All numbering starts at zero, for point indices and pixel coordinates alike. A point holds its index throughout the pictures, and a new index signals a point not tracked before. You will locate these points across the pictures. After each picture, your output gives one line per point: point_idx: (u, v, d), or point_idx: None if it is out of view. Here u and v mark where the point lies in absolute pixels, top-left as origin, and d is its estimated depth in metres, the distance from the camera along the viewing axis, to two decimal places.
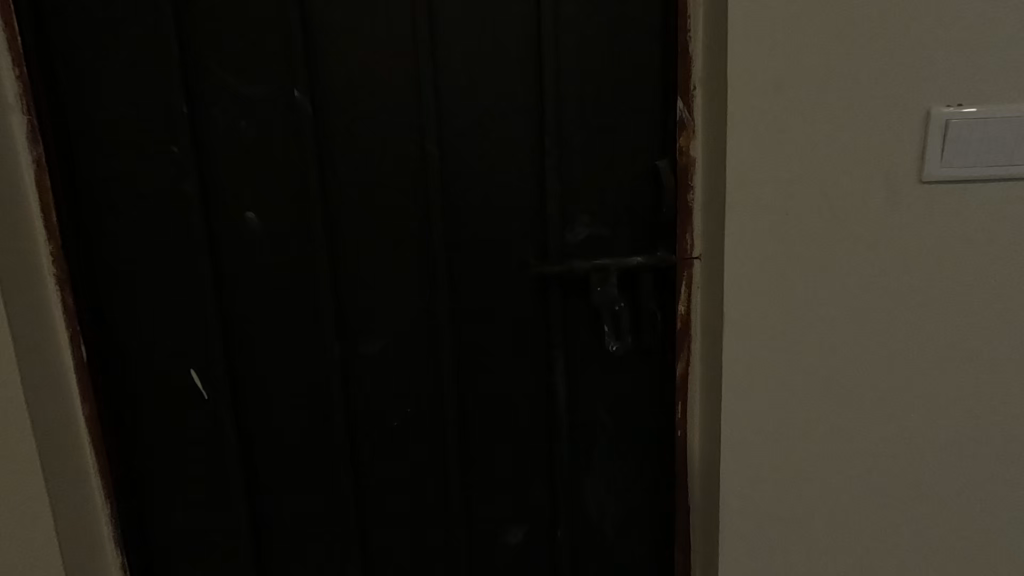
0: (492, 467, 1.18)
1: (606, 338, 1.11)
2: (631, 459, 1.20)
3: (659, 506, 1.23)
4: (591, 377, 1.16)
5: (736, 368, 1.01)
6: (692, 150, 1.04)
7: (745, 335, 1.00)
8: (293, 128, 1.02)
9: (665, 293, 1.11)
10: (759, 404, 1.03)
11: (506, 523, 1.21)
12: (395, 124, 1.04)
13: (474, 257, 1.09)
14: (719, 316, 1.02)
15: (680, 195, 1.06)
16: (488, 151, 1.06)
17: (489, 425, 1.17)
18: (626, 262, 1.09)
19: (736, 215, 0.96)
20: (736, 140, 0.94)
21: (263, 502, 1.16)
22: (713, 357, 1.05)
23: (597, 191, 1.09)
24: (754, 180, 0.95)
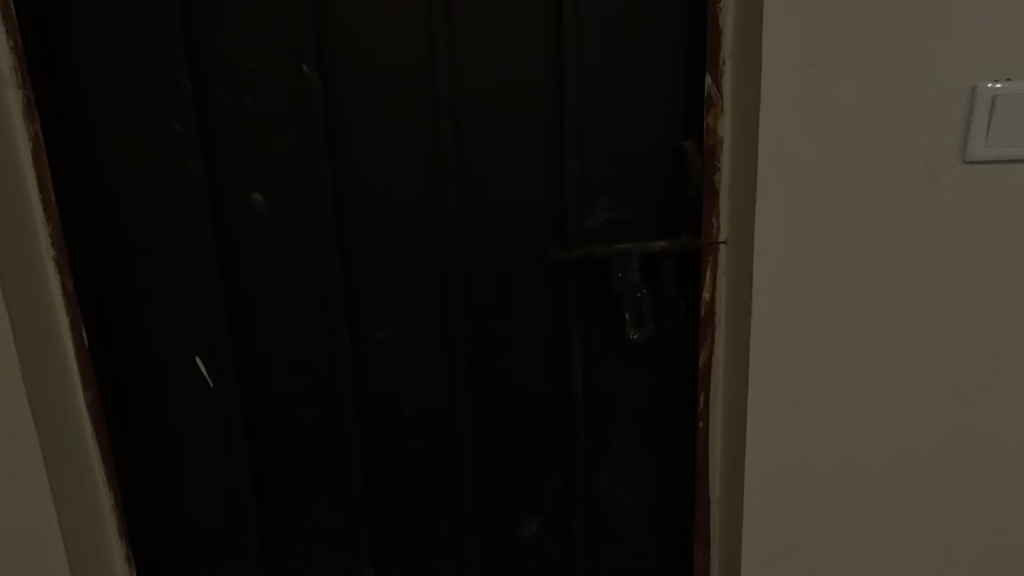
0: (506, 458, 1.14)
1: (626, 326, 1.05)
2: (649, 451, 1.16)
3: (677, 499, 1.19)
4: (610, 367, 1.11)
5: (763, 358, 0.97)
6: (719, 129, 0.99)
7: (773, 323, 0.95)
8: (302, 105, 0.97)
9: (689, 279, 1.06)
10: (786, 395, 0.98)
11: (520, 515, 1.17)
12: (408, 101, 0.99)
13: (489, 241, 1.05)
14: (745, 302, 0.97)
15: (707, 175, 1.01)
16: (504, 130, 1.01)
17: (503, 415, 1.13)
18: (648, 247, 1.04)
19: (766, 196, 0.91)
20: (769, 117, 0.89)
21: (273, 492, 1.13)
22: (739, 345, 1.01)
23: (618, 173, 1.04)
24: (787, 161, 0.90)
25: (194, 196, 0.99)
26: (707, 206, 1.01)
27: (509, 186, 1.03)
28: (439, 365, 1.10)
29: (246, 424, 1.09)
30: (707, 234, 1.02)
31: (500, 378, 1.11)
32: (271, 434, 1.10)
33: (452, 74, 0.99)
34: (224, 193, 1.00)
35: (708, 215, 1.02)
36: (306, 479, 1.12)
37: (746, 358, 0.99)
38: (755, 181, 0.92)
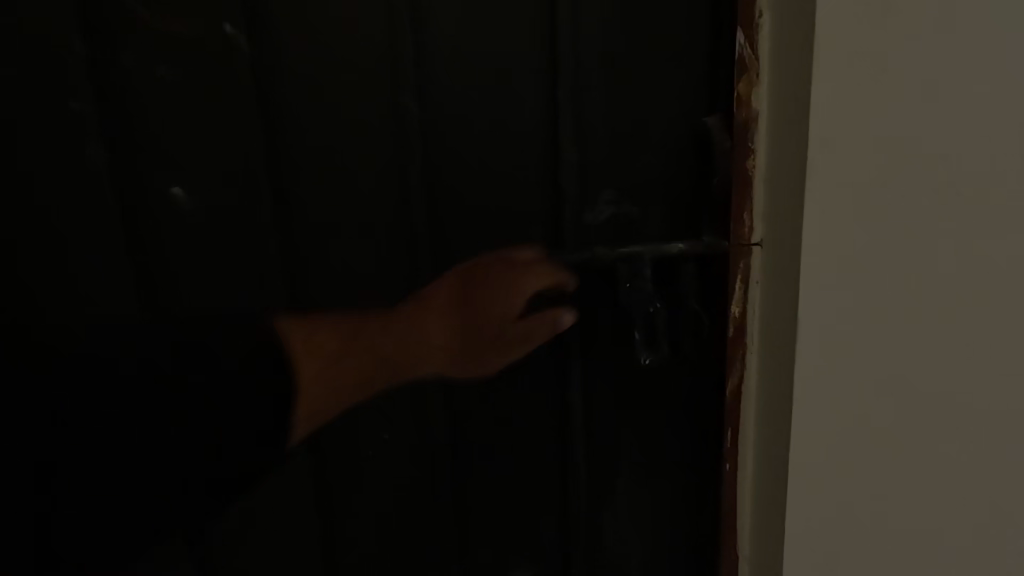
0: (491, 502, 0.96)
1: (636, 348, 0.87)
2: (663, 495, 0.97)
3: (698, 553, 0.99)
4: (616, 395, 0.92)
5: (809, 393, 0.75)
6: (753, 99, 0.77)
7: (822, 349, 0.74)
8: (228, 80, 0.78)
9: (713, 289, 0.86)
10: (839, 442, 0.77)
11: (509, 567, 0.99)
12: (360, 68, 0.79)
13: (466, 244, 0.86)
14: (787, 321, 0.76)
15: (738, 158, 0.78)
16: (482, 105, 0.82)
17: (488, 451, 0.94)
18: (663, 250, 0.84)
19: (816, 184, 0.70)
20: (824, 85, 0.67)
21: (213, 545, 0.94)
22: (777, 375, 0.79)
23: (626, 159, 0.84)
24: (845, 142, 0.69)
25: (104, 192, 0.80)
26: (739, 197, 0.79)
27: (490, 177, 0.84)
28: (409, 392, 0.91)
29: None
30: (737, 233, 0.80)
31: (482, 409, 0.92)
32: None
33: (415, 38, 0.79)
34: (140, 188, 0.81)
35: (739, 209, 0.79)
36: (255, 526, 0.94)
37: (787, 392, 0.77)
38: (802, 165, 0.70)
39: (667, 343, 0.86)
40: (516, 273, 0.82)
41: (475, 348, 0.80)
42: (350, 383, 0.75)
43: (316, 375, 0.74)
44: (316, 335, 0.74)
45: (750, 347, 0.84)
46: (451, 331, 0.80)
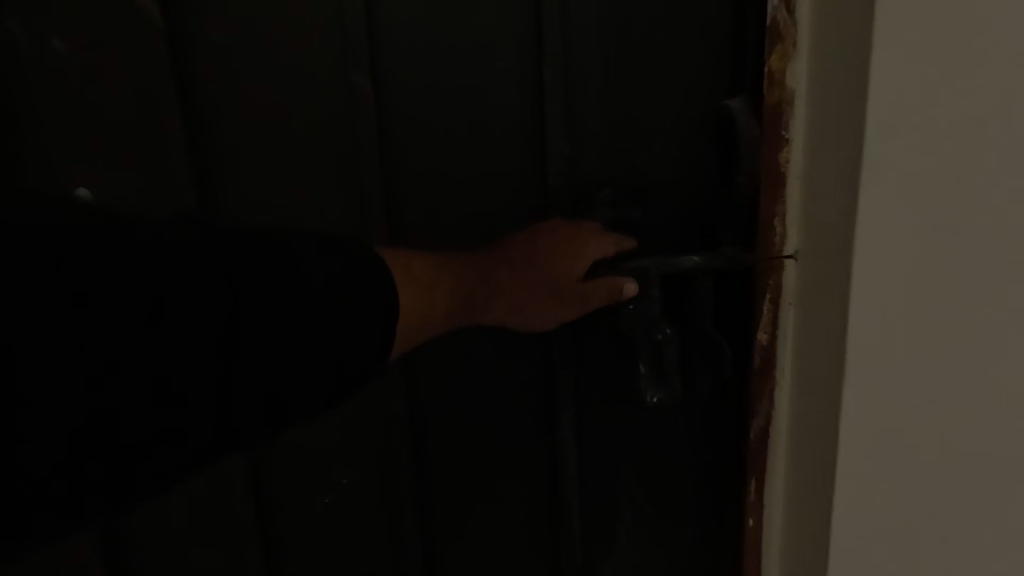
0: (475, 557, 0.81)
1: (642, 387, 0.72)
2: (671, 554, 0.81)
3: None
4: (618, 435, 0.76)
5: (854, 446, 0.60)
6: (787, 75, 0.60)
7: (872, 392, 0.59)
8: (136, 57, 0.63)
9: (734, 312, 0.69)
10: (887, 503, 0.62)
11: None
12: (301, 41, 0.65)
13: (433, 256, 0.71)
14: (831, 358, 0.59)
15: (768, 151, 0.62)
16: (450, 86, 0.67)
17: (466, 499, 0.79)
18: (674, 265, 0.68)
19: (873, 184, 0.53)
20: (883, 54, 0.51)
21: None
22: (813, 420, 0.64)
23: (628, 151, 0.69)
24: (906, 127, 0.53)
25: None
26: (769, 200, 0.63)
27: (462, 175, 0.69)
28: (366, 438, 0.75)
29: (101, 538, 0.73)
30: (765, 243, 0.64)
31: (457, 455, 0.77)
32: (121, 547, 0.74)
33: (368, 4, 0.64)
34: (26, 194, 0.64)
35: (767, 214, 0.63)
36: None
37: (829, 445, 0.61)
38: (856, 159, 0.54)
39: (678, 378, 0.71)
40: (578, 235, 0.65)
41: (533, 305, 0.66)
42: (421, 331, 0.62)
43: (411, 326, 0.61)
44: (416, 268, 0.61)
45: (779, 383, 0.68)
46: (518, 290, 0.65)
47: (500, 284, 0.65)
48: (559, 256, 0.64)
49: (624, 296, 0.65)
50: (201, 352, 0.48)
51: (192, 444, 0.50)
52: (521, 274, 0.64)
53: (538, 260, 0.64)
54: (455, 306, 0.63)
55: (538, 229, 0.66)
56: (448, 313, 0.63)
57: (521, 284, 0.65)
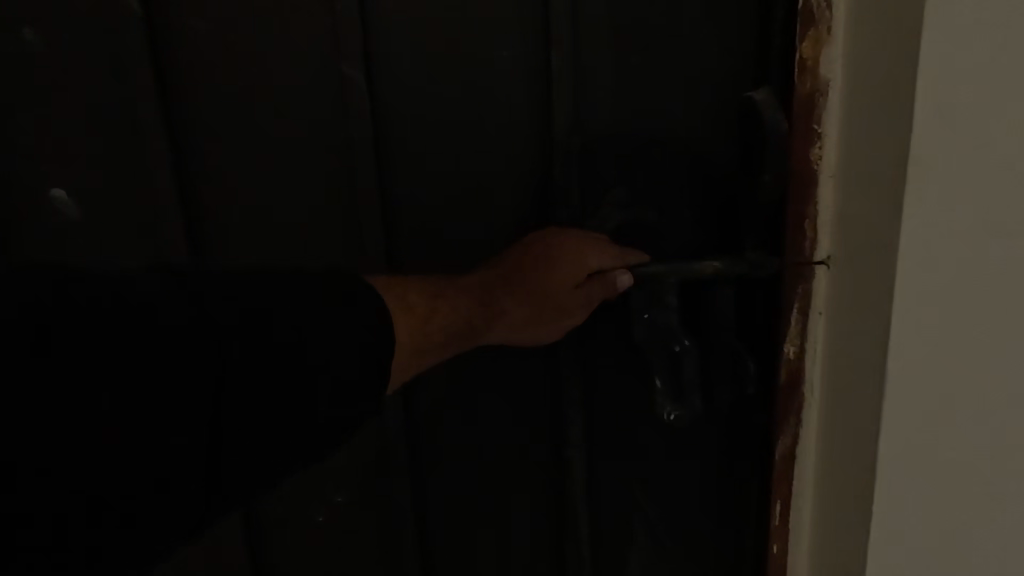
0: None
1: (658, 402, 0.65)
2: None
3: None
4: (630, 455, 0.71)
5: (896, 477, 0.54)
6: (821, 63, 0.55)
7: (914, 418, 0.52)
8: (117, 52, 0.60)
9: (758, 322, 0.63)
10: (930, 539, 0.56)
11: None
12: (290, 33, 0.61)
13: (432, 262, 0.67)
14: (870, 380, 0.53)
15: (798, 147, 0.57)
16: (451, 79, 0.62)
17: (466, 522, 0.74)
18: (694, 269, 0.61)
19: (919, 188, 0.47)
20: (935, 35, 0.45)
21: None
22: (846, 445, 0.58)
23: (642, 147, 0.64)
24: (961, 119, 0.46)
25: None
26: (798, 202, 0.58)
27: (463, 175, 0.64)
28: (360, 457, 0.71)
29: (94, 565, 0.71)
30: (794, 248, 0.59)
31: (457, 476, 0.72)
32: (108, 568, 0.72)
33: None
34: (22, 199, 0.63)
35: (797, 216, 0.58)
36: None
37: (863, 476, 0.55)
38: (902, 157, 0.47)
39: (698, 394, 0.65)
40: (581, 241, 0.61)
41: (534, 318, 0.61)
42: (420, 363, 0.58)
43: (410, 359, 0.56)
44: (411, 300, 0.56)
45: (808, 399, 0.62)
46: (518, 301, 0.60)
47: (497, 301, 0.60)
48: (560, 264, 0.60)
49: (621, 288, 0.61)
50: (185, 346, 0.45)
51: (185, 447, 0.46)
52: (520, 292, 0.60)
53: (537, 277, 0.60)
54: (458, 334, 0.59)
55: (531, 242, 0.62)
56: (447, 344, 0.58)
57: (521, 302, 0.60)
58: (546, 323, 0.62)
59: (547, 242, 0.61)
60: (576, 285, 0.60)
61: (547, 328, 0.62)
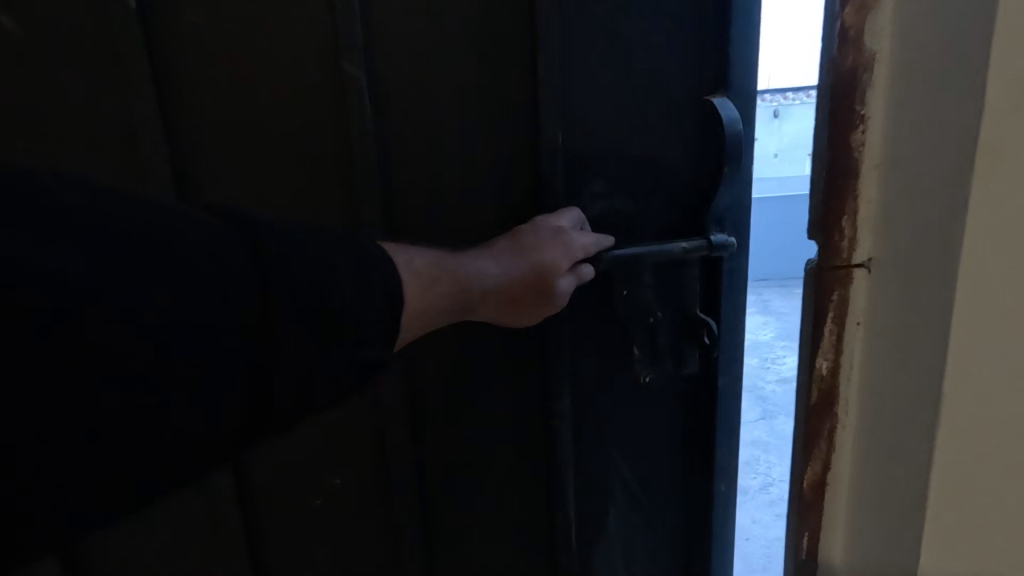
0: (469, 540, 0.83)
1: (636, 365, 0.75)
2: (663, 544, 0.83)
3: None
4: (610, 422, 0.79)
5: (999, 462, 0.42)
6: (865, 35, 0.41)
7: (960, 443, 0.42)
8: (115, 47, 0.62)
9: (722, 294, 0.74)
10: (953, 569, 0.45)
11: None
12: (288, 35, 0.64)
13: (342, 257, 0.53)
14: (924, 402, 0.42)
15: (844, 113, 0.43)
16: (444, 79, 0.67)
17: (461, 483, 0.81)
18: (665, 250, 0.71)
19: (992, 148, 0.36)
20: None
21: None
22: (892, 491, 0.45)
23: (621, 142, 0.70)
24: None
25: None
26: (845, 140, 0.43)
27: (458, 168, 0.70)
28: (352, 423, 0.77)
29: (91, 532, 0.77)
30: (828, 254, 0.46)
31: (449, 445, 0.79)
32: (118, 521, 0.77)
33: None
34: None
35: (835, 213, 0.45)
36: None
37: (910, 523, 0.45)
38: (981, 111, 0.36)
39: (670, 359, 0.74)
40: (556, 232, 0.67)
41: (525, 293, 0.68)
42: (417, 327, 0.63)
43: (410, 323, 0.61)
44: (418, 264, 0.61)
45: (814, 446, 0.50)
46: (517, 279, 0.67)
47: (490, 274, 0.67)
48: (544, 249, 0.66)
49: (583, 278, 0.70)
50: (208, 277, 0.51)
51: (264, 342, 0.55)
52: (510, 270, 0.67)
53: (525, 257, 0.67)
54: (450, 304, 0.65)
55: (521, 230, 0.68)
56: (385, 331, 0.54)
57: (513, 277, 0.66)
58: (530, 300, 0.69)
59: (536, 231, 0.68)
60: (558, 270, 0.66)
61: (533, 309, 0.70)
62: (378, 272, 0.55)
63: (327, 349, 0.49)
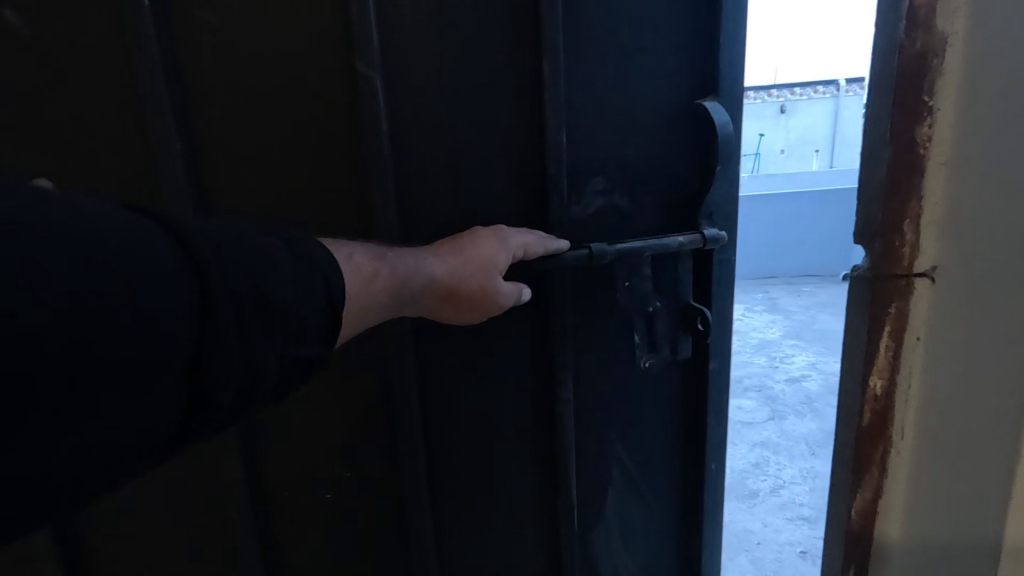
0: (480, 500, 0.93)
1: (637, 352, 0.83)
2: (655, 507, 0.95)
3: (688, 542, 0.97)
4: (606, 392, 0.89)
5: None
6: (937, 16, 0.42)
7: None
8: (156, 63, 0.71)
9: (714, 283, 0.83)
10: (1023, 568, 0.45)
11: (506, 562, 0.96)
12: (315, 50, 0.73)
13: (278, 249, 0.52)
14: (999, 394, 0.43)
15: (910, 105, 0.44)
16: (456, 87, 0.75)
17: (472, 450, 0.90)
18: (665, 244, 0.79)
19: None
20: None
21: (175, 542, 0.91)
22: (960, 485, 0.47)
23: (616, 144, 0.79)
24: None
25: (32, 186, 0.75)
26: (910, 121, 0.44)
27: (467, 166, 0.78)
28: (370, 390, 0.86)
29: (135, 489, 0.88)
30: (888, 259, 0.47)
31: (461, 411, 0.89)
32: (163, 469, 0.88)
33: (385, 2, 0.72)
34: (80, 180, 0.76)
35: (895, 217, 0.46)
36: (225, 542, 0.92)
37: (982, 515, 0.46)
38: None
39: (667, 345, 0.83)
40: (485, 229, 0.75)
41: (473, 271, 0.71)
42: (357, 320, 0.64)
43: (349, 316, 0.63)
44: (356, 259, 0.64)
45: (867, 469, 0.51)
46: (462, 258, 0.71)
47: (430, 268, 0.70)
48: (481, 243, 0.73)
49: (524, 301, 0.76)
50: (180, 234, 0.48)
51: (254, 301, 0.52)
52: (452, 258, 0.71)
53: (463, 246, 0.73)
54: (390, 298, 0.67)
55: (460, 233, 0.75)
56: (322, 325, 0.55)
57: (455, 257, 0.71)
58: (468, 299, 0.73)
59: (475, 232, 0.75)
60: (497, 263, 0.72)
61: (472, 308, 0.75)
62: (312, 266, 0.55)
63: (263, 339, 0.48)
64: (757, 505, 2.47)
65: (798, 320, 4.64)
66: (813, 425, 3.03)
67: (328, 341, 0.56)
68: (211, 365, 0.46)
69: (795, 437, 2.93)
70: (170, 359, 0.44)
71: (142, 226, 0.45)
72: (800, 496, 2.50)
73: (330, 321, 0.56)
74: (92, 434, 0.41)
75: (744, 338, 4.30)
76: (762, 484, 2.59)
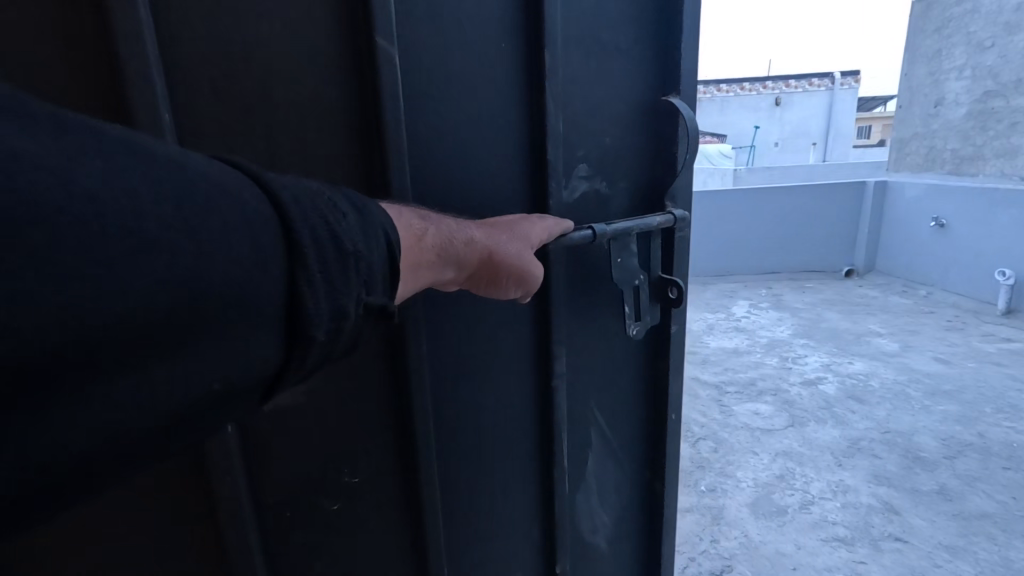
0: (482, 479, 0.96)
1: (626, 322, 0.92)
2: (622, 459, 1.08)
3: (645, 485, 1.12)
4: (589, 358, 0.99)
5: None
6: None
7: None
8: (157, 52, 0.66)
9: (676, 260, 0.98)
10: None
11: (502, 537, 1.00)
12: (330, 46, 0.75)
13: (346, 204, 0.55)
14: None
15: None
16: (461, 85, 0.82)
17: (475, 431, 0.93)
18: (647, 225, 0.91)
19: None
20: None
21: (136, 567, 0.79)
22: None
23: (599, 133, 0.91)
24: None
25: None
26: None
27: (470, 156, 0.85)
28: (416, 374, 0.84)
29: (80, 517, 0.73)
30: None
31: (473, 393, 0.91)
32: (135, 489, 0.75)
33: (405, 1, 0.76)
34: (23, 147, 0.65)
35: None
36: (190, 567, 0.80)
37: None
38: None
39: (646, 315, 0.94)
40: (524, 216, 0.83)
41: (516, 250, 0.78)
42: (411, 275, 0.67)
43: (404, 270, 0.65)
44: (406, 217, 0.68)
45: None
46: (499, 233, 0.78)
47: (470, 232, 0.74)
48: (521, 226, 0.80)
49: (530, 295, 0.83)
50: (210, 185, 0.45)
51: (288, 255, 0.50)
52: (491, 234, 0.77)
53: (502, 224, 0.80)
54: (437, 257, 0.69)
55: (500, 219, 0.82)
56: (386, 274, 0.58)
57: (492, 237, 0.76)
58: (506, 272, 0.78)
59: (510, 219, 0.82)
60: (528, 237, 0.80)
61: (509, 281, 0.79)
62: (374, 218, 0.58)
63: (337, 286, 0.51)
64: (787, 523, 2.39)
65: (807, 321, 4.55)
66: (836, 434, 3.01)
67: (391, 291, 0.59)
68: (302, 297, 0.49)
69: (819, 446, 2.92)
70: (217, 296, 0.44)
71: (214, 169, 0.48)
72: (831, 513, 2.42)
73: (391, 271, 0.59)
74: (139, 373, 0.41)
75: (758, 341, 4.26)
76: (790, 500, 2.52)
